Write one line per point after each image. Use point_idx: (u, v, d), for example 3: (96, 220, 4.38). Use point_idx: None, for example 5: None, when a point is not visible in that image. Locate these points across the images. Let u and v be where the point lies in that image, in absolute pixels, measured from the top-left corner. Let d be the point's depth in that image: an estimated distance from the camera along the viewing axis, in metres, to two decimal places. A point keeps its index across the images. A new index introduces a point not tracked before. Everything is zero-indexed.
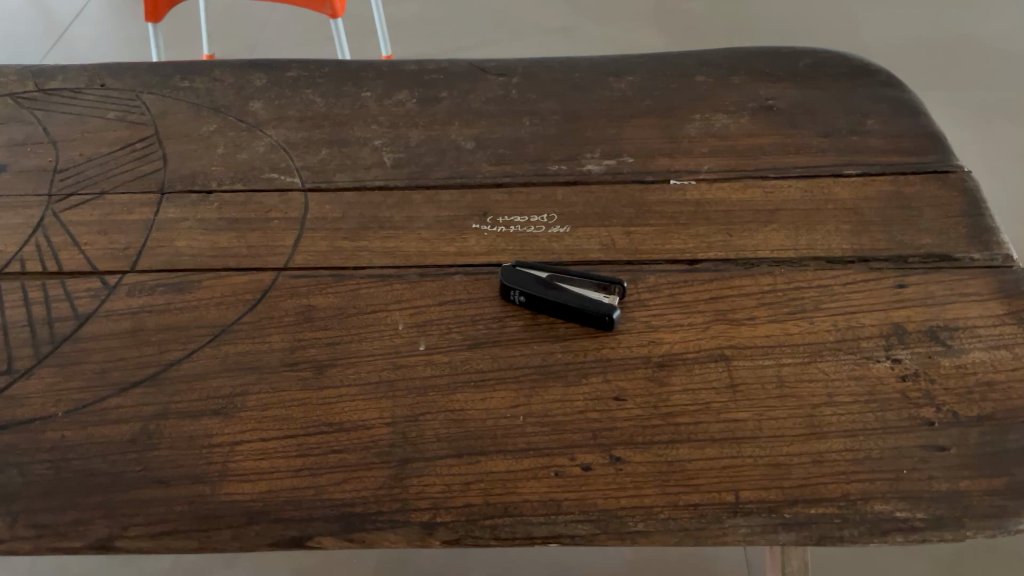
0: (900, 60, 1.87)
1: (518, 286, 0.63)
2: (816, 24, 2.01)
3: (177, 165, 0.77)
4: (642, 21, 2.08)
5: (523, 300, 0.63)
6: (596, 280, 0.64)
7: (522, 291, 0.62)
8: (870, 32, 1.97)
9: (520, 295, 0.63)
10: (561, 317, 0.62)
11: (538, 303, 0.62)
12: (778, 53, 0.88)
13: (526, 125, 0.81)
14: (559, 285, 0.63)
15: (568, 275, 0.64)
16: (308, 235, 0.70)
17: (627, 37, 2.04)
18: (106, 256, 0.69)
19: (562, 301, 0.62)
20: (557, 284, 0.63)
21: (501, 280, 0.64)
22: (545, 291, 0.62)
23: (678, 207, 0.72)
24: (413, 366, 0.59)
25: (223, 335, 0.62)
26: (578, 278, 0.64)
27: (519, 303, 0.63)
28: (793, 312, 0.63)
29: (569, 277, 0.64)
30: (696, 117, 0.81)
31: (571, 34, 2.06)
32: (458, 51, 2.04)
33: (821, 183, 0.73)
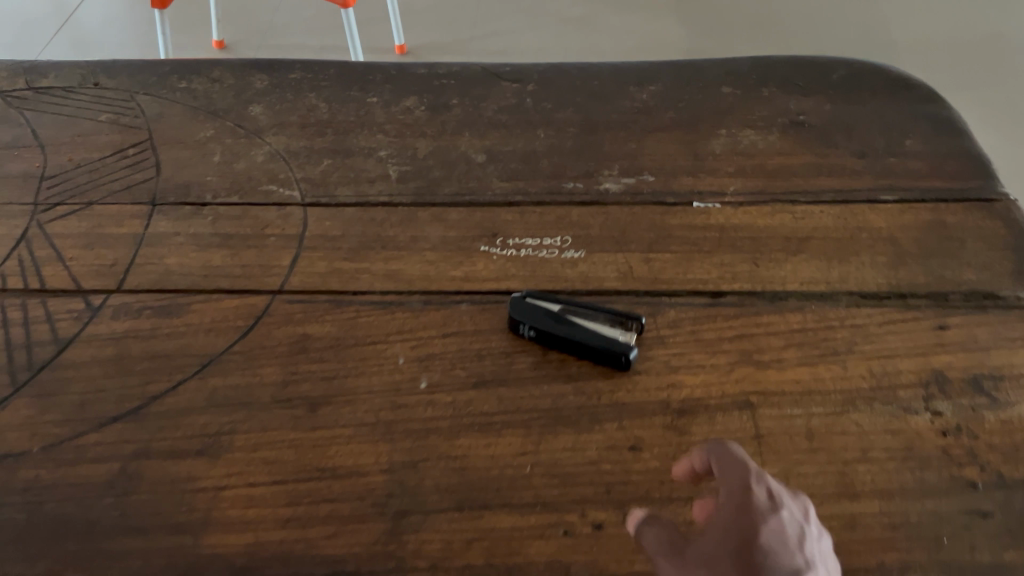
0: (930, 59, 1.80)
1: (528, 318, 0.59)
2: (842, 19, 1.94)
3: (170, 174, 0.73)
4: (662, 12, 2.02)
5: (533, 333, 0.58)
6: (613, 313, 0.59)
7: (532, 324, 0.58)
8: (900, 28, 1.90)
9: (530, 328, 0.58)
10: (572, 354, 0.58)
11: (549, 338, 0.58)
12: (809, 63, 0.83)
13: (540, 137, 0.76)
14: (572, 319, 0.59)
15: (583, 307, 0.60)
16: (306, 254, 0.66)
17: (646, 29, 1.98)
18: (91, 273, 0.65)
19: (575, 337, 0.57)
20: (570, 317, 0.59)
21: (511, 312, 0.59)
22: (557, 325, 0.58)
23: (701, 233, 0.67)
24: (413, 407, 0.55)
25: (211, 366, 0.57)
26: (593, 310, 0.60)
27: (529, 336, 0.59)
28: (824, 354, 0.58)
29: (584, 309, 0.60)
30: (722, 131, 0.76)
31: (588, 25, 2.00)
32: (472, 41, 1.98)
33: (855, 210, 0.68)
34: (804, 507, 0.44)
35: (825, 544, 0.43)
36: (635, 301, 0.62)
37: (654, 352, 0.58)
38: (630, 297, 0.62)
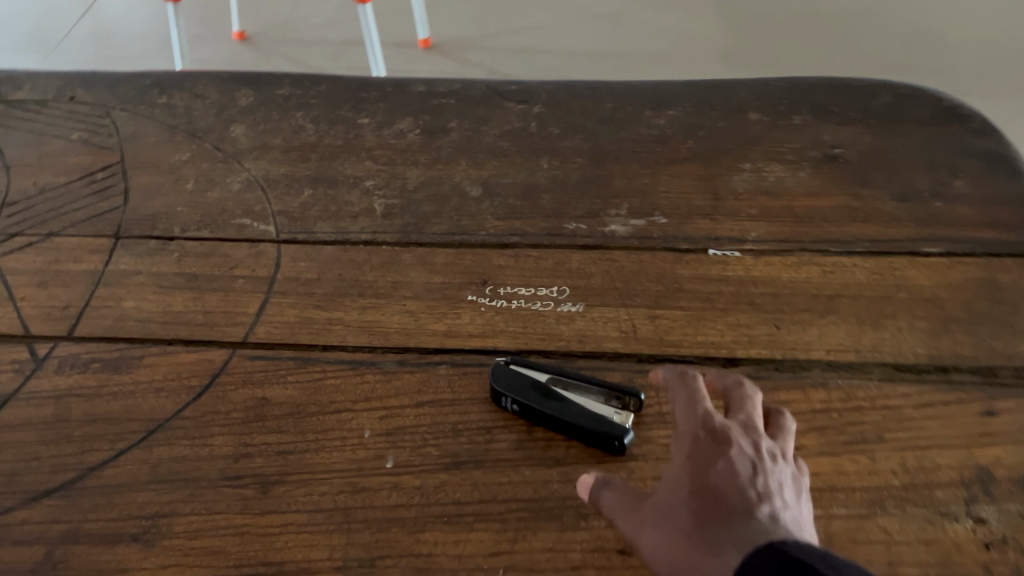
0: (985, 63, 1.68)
1: (511, 390, 0.52)
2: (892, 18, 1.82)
3: (138, 203, 0.67)
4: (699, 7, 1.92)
5: (516, 408, 0.52)
6: (608, 387, 0.52)
7: (515, 398, 0.51)
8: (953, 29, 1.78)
9: (512, 402, 0.52)
10: (558, 434, 0.51)
11: (533, 415, 0.51)
12: (848, 87, 0.75)
13: (543, 169, 0.69)
14: (560, 393, 0.52)
15: (574, 378, 0.53)
16: (275, 301, 0.60)
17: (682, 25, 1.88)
18: (41, 317, 0.59)
19: (562, 416, 0.50)
20: (558, 391, 0.52)
21: (493, 383, 0.53)
22: (542, 400, 0.51)
23: (716, 287, 0.60)
24: (376, 491, 0.49)
25: (156, 434, 0.52)
26: (585, 381, 0.53)
27: (511, 411, 0.52)
28: (849, 441, 0.51)
29: (575, 379, 0.53)
30: (746, 166, 0.68)
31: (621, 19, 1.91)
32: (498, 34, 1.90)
33: (893, 264, 0.60)
34: (754, 440, 0.45)
35: (781, 472, 0.44)
36: (634, 370, 0.55)
37: (653, 432, 0.51)
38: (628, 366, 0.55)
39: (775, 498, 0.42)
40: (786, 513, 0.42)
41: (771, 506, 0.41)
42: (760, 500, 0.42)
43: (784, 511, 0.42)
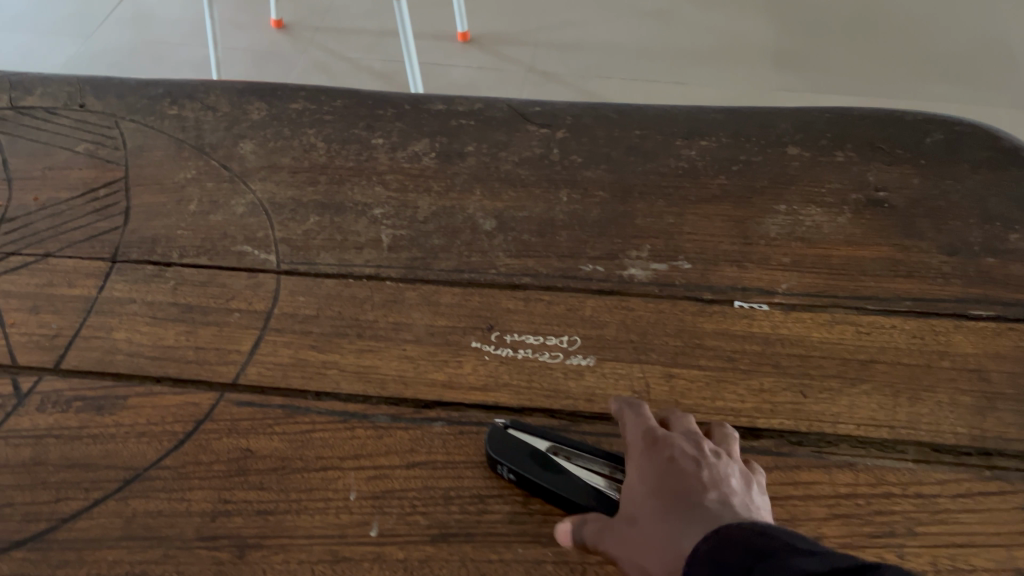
0: None
1: (508, 458, 0.48)
2: (953, 24, 1.73)
3: (139, 224, 0.64)
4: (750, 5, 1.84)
5: (513, 478, 0.48)
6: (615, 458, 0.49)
7: (512, 468, 0.48)
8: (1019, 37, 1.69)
9: (510, 472, 0.48)
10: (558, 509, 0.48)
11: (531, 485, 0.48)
12: (898, 122, 0.69)
13: (562, 202, 0.65)
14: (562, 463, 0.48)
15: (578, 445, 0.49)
16: (270, 338, 0.57)
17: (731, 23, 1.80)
18: (29, 345, 0.57)
19: (563, 491, 0.47)
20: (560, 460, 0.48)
21: (488, 449, 0.49)
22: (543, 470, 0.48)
23: (739, 345, 0.55)
24: (358, 563, 0.46)
25: (134, 485, 0.49)
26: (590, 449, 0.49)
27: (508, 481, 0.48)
28: (875, 534, 0.46)
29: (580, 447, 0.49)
30: (780, 208, 0.63)
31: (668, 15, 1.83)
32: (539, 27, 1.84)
33: (936, 326, 0.55)
34: (696, 440, 0.47)
35: (726, 464, 0.45)
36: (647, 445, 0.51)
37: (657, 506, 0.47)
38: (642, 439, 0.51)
39: (722, 489, 0.43)
40: (735, 499, 0.43)
41: (723, 494, 0.43)
42: (708, 493, 0.43)
43: (733, 496, 0.43)
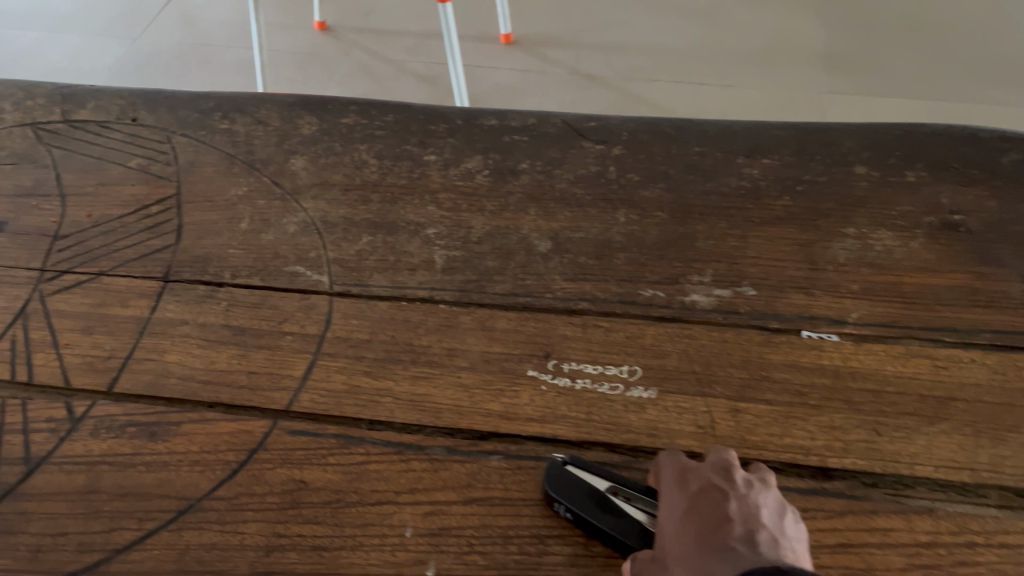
0: None
1: (566, 499, 0.47)
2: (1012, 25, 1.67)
3: (191, 242, 0.64)
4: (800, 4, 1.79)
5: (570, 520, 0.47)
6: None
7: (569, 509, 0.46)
8: None
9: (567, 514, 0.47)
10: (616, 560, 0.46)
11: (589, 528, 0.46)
12: (973, 141, 0.66)
13: (619, 223, 0.63)
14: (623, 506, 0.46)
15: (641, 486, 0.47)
16: (323, 363, 0.56)
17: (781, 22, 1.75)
18: (82, 367, 0.57)
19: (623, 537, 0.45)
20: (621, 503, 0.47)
21: (545, 485, 0.48)
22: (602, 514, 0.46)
23: (808, 379, 0.53)
24: None
25: (187, 516, 0.49)
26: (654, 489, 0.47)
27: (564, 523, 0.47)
28: None
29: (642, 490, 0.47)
30: (849, 231, 0.61)
31: (715, 14, 1.79)
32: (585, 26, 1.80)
33: (1019, 362, 0.53)
34: (727, 473, 0.45)
35: (758, 496, 0.43)
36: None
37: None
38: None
39: (748, 524, 0.41)
40: (764, 533, 0.41)
41: (749, 529, 0.41)
42: (730, 529, 0.41)
43: (761, 530, 0.41)
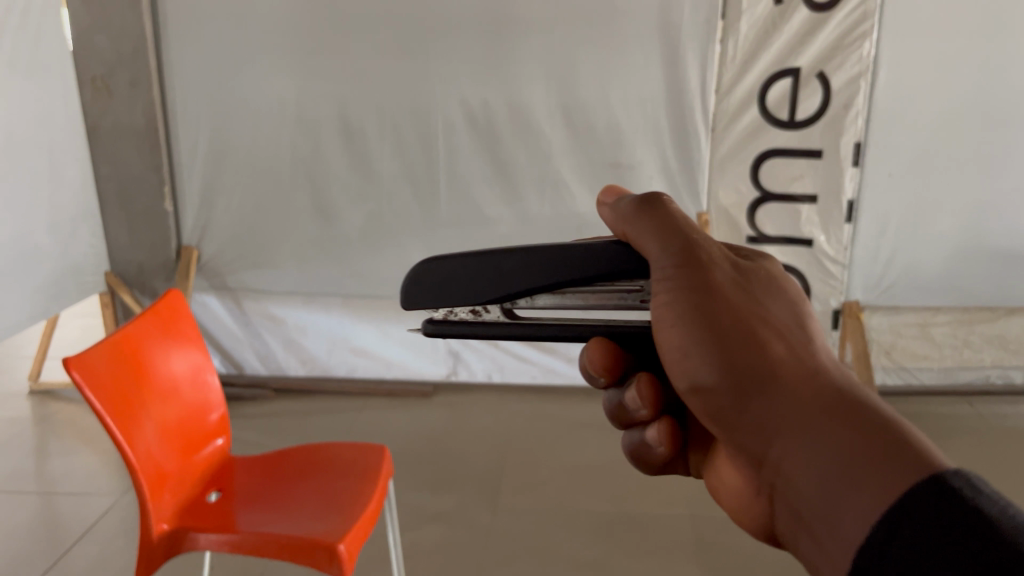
0: None
1: (436, 281, 0.64)
2: None
3: None
4: (682, 534, 1.79)
5: (450, 307, 0.65)
6: (614, 268, 0.61)
7: (439, 301, 0.64)
8: None
9: (440, 306, 0.64)
10: (623, 233, 0.65)
11: (469, 309, 0.65)
12: None
13: None
14: (493, 296, 0.62)
15: (519, 267, 0.61)
16: None
17: (668, 551, 1.74)
18: None
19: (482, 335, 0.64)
20: (490, 289, 0.62)
21: (429, 300, 0.64)
22: (472, 302, 0.63)
23: None
24: None
25: None
26: (535, 261, 0.61)
27: (442, 311, 0.65)
28: None
29: (515, 275, 0.61)
30: None
31: (611, 539, 1.78)
32: (481, 556, 1.72)
33: None
34: (787, 296, 0.63)
35: (800, 323, 0.62)
36: (620, 297, 0.64)
37: (642, 414, 0.75)
38: (616, 284, 0.63)
39: (799, 343, 0.60)
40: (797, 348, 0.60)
41: (794, 343, 0.60)
42: (794, 348, 0.59)
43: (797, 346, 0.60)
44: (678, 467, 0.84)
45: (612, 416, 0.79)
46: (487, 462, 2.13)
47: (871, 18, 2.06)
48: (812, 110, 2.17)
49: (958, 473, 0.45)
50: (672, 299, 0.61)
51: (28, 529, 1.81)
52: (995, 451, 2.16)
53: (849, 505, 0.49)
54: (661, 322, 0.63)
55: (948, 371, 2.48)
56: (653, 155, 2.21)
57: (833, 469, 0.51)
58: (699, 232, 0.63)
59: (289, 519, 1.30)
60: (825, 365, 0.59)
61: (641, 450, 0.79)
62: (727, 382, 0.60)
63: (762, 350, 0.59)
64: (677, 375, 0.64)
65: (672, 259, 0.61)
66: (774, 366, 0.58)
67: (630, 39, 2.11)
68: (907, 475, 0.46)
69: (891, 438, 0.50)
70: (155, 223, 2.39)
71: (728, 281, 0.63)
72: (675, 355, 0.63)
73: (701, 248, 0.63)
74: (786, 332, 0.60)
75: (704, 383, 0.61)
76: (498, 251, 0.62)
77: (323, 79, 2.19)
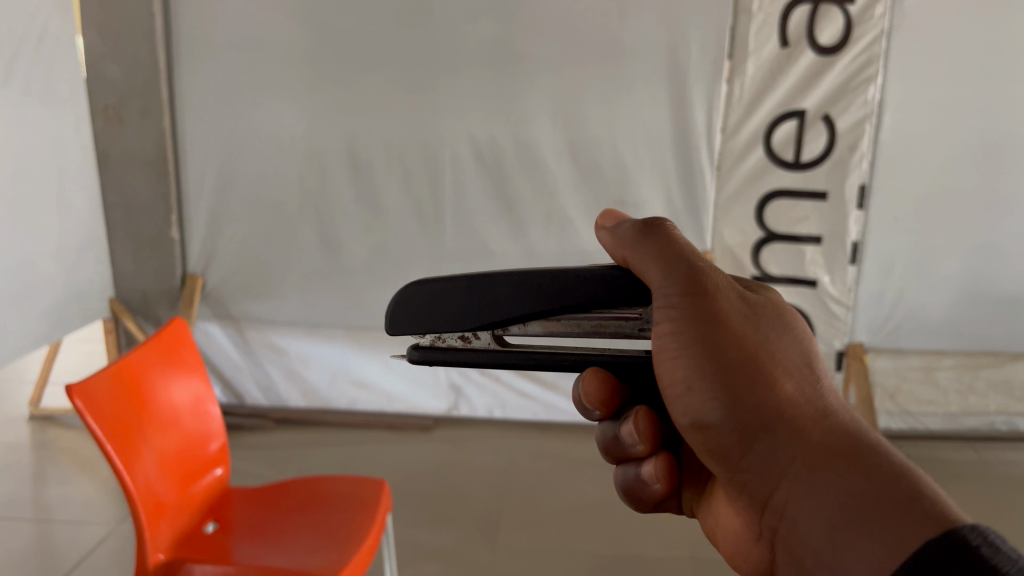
0: None
1: (425, 307, 0.67)
2: None
3: None
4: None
5: (438, 334, 0.68)
6: (613, 296, 0.64)
7: (429, 328, 0.67)
8: None
9: (429, 332, 0.68)
10: (623, 258, 0.67)
11: (459, 335, 0.68)
12: None
13: None
14: (484, 321, 0.66)
15: (512, 293, 0.65)
16: None
17: None
18: None
19: (473, 361, 0.67)
20: (481, 315, 0.66)
21: (420, 328, 0.68)
22: (465, 328, 0.67)
23: None
24: None
25: None
26: (529, 287, 0.64)
27: (429, 338, 0.69)
28: None
29: (507, 300, 0.65)
30: None
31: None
32: None
33: None
34: (794, 332, 0.67)
35: (811, 359, 0.66)
36: (618, 325, 0.67)
37: (639, 448, 0.76)
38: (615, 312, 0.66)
39: (804, 382, 0.64)
40: (802, 385, 0.63)
41: (799, 383, 0.64)
42: (802, 389, 0.63)
43: (803, 384, 0.63)
44: (671, 505, 0.86)
45: (608, 451, 0.81)
46: (486, 499, 2.11)
47: (876, 63, 2.09)
48: (817, 152, 2.18)
49: (975, 527, 0.49)
50: (678, 333, 0.63)
51: (21, 557, 1.79)
52: (1001, 499, 2.14)
53: (868, 557, 0.52)
54: (665, 354, 0.65)
55: (952, 416, 2.46)
56: (659, 194, 2.23)
57: (850, 525, 0.55)
58: (703, 260, 0.65)
59: (288, 552, 1.29)
60: (829, 407, 0.63)
61: (637, 486, 0.81)
62: (735, 421, 0.63)
63: (770, 391, 0.62)
64: (680, 409, 0.67)
65: (681, 292, 0.63)
66: (782, 408, 0.62)
67: (638, 79, 2.13)
68: (925, 531, 0.50)
69: (909, 496, 0.54)
70: (161, 251, 2.40)
71: (738, 312, 0.65)
72: (679, 389, 0.66)
73: (710, 278, 0.65)
74: (795, 370, 0.64)
75: (707, 419, 0.65)
76: (489, 277, 0.65)
77: (333, 113, 2.21)
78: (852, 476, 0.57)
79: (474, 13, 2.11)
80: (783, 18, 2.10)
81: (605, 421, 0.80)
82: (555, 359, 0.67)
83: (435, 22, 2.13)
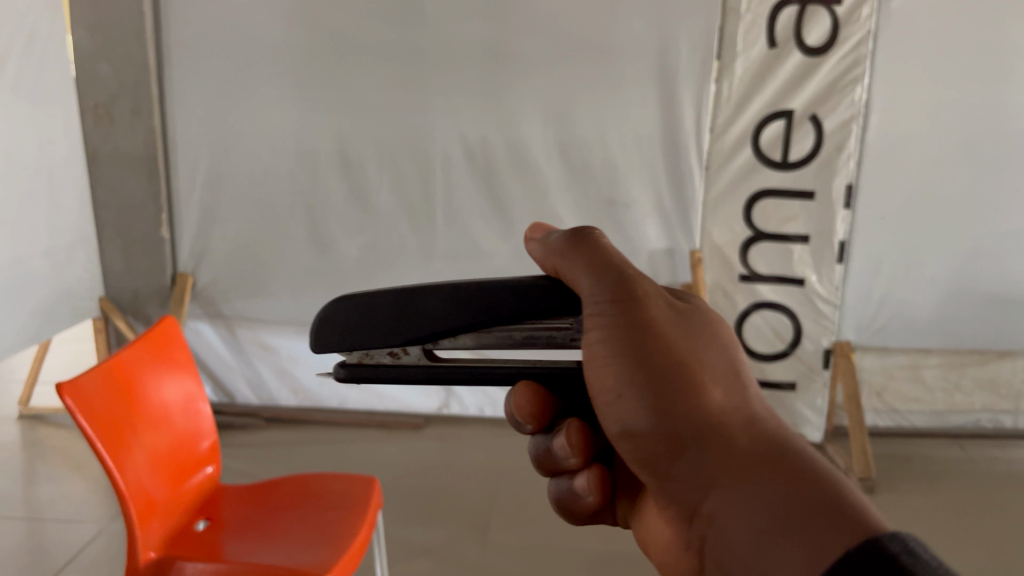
0: None
1: (355, 323, 0.68)
2: None
3: None
4: None
5: (367, 351, 0.69)
6: (544, 306, 0.65)
7: (357, 345, 0.68)
8: None
9: (356, 349, 0.68)
10: (553, 268, 0.69)
11: (388, 352, 0.69)
12: None
13: None
14: (415, 336, 0.67)
15: (444, 305, 0.66)
16: None
17: None
18: None
19: (403, 376, 0.68)
20: (410, 328, 0.67)
21: (350, 345, 0.68)
22: (395, 343, 0.67)
23: None
24: None
25: None
26: (461, 299, 0.66)
27: (356, 355, 0.70)
28: None
29: (438, 312, 0.66)
30: None
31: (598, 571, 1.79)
32: None
33: None
34: (721, 342, 0.69)
35: (736, 368, 0.68)
36: (550, 335, 0.68)
37: (571, 461, 0.77)
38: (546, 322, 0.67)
39: (731, 392, 0.66)
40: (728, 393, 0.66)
41: (726, 392, 0.66)
42: (728, 398, 0.65)
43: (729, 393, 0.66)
44: (606, 516, 0.87)
45: (540, 464, 0.82)
46: (476, 497, 2.12)
47: (863, 63, 2.10)
48: (804, 151, 2.19)
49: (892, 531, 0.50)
50: (609, 339, 0.65)
51: (9, 556, 1.79)
52: (987, 494, 2.17)
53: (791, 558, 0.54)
54: (596, 362, 0.66)
55: (938, 413, 2.49)
56: (648, 193, 2.24)
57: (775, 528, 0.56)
58: (634, 271, 0.67)
59: (277, 548, 1.30)
60: (755, 415, 0.65)
61: (569, 497, 0.82)
62: (663, 429, 0.64)
63: (700, 399, 0.64)
64: (611, 417, 0.67)
65: (611, 299, 0.65)
66: (711, 416, 0.64)
67: (627, 79, 2.15)
68: (844, 532, 0.52)
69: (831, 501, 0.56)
70: (151, 250, 2.40)
71: (668, 322, 0.67)
72: (609, 397, 0.67)
73: (641, 288, 0.67)
74: (722, 380, 0.66)
75: (636, 427, 0.65)
76: (418, 293, 0.67)
77: (323, 112, 2.22)
78: (777, 482, 0.59)
79: (464, 12, 2.11)
80: (771, 18, 2.11)
81: (538, 434, 0.80)
82: (485, 373, 0.68)
83: (424, 21, 2.13)
